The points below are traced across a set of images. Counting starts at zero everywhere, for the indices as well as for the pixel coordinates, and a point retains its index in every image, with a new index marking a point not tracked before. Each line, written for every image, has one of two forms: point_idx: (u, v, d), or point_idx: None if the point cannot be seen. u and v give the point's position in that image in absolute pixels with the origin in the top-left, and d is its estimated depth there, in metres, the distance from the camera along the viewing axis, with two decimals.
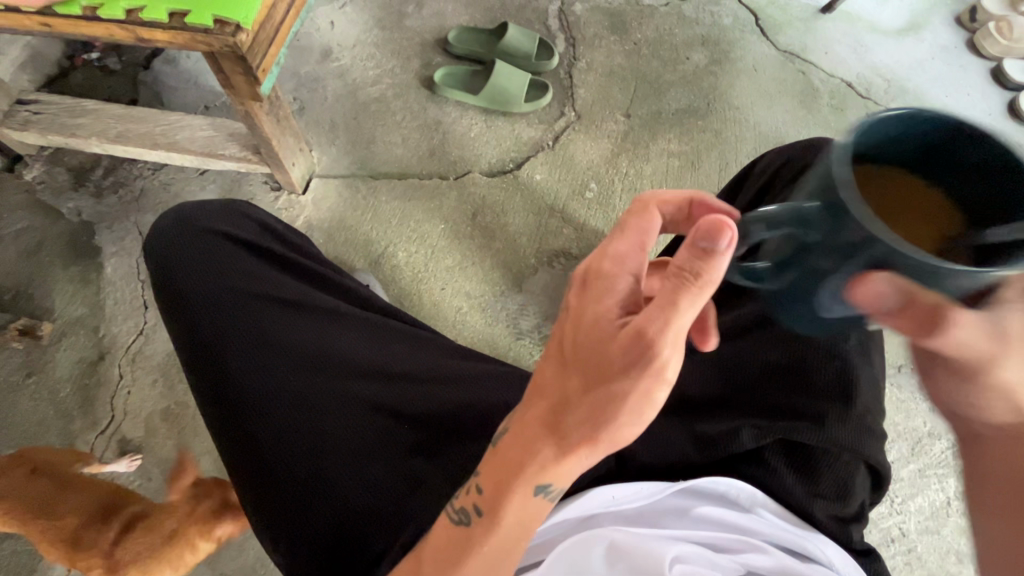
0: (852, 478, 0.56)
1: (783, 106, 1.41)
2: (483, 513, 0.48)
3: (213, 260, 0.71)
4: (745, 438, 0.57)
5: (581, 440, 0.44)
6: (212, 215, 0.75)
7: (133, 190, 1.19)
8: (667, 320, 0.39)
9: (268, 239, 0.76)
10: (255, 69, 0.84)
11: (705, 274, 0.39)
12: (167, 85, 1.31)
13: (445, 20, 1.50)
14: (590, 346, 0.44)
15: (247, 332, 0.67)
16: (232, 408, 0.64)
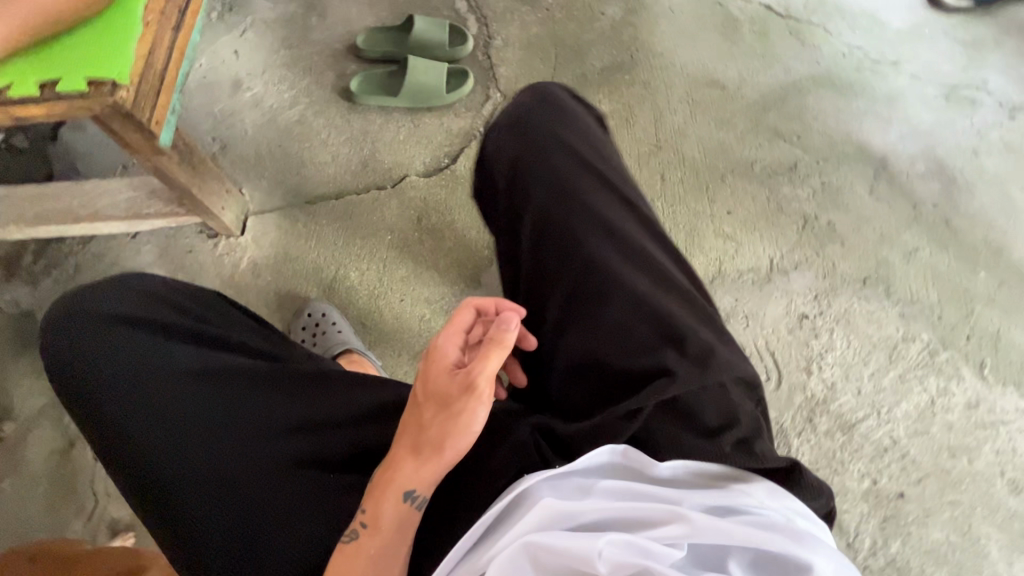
0: (731, 401, 0.55)
1: (706, 42, 1.38)
2: (369, 524, 0.52)
3: (118, 344, 0.65)
4: (615, 420, 0.53)
5: (431, 469, 0.51)
6: (111, 296, 0.69)
7: (68, 268, 1.15)
8: (485, 369, 0.53)
9: (178, 308, 0.70)
10: (148, 123, 0.81)
11: (504, 340, 0.53)
12: (80, 152, 1.26)
13: (351, 25, 1.45)
14: (432, 397, 0.54)
15: (167, 415, 0.63)
16: (161, 497, 0.61)
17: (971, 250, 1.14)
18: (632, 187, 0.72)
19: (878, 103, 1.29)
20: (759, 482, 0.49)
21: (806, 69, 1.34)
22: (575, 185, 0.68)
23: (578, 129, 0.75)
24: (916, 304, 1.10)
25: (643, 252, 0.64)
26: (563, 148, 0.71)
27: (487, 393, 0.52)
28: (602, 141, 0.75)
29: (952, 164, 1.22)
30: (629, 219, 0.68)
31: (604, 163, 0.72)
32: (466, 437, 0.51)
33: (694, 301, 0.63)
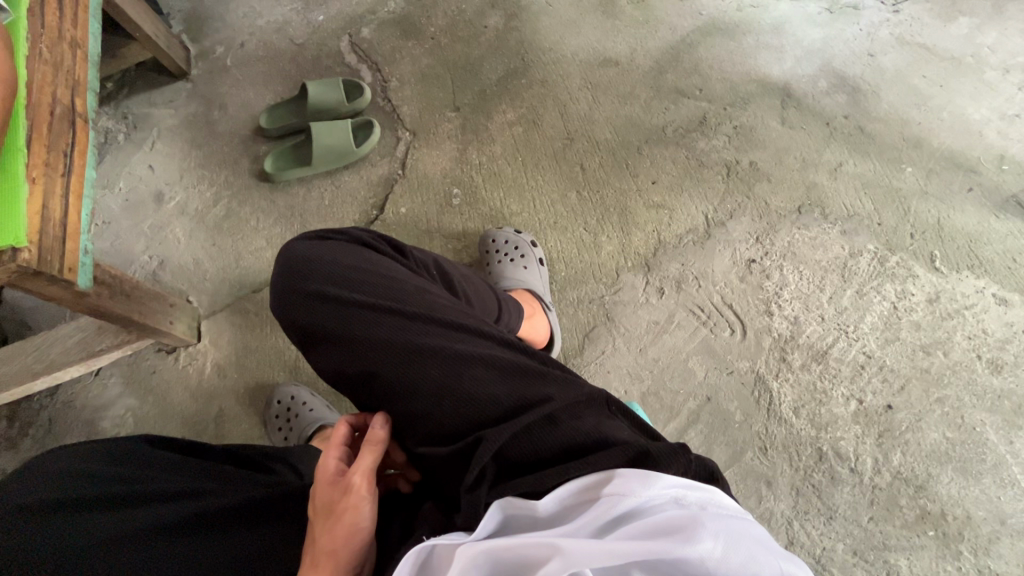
0: (584, 423, 0.47)
1: (590, 25, 1.40)
2: None
3: (32, 531, 0.54)
4: (467, 494, 0.43)
5: None
6: (20, 479, 0.60)
7: (43, 423, 1.17)
8: (366, 467, 0.48)
9: (92, 470, 0.61)
10: (59, 272, 0.83)
11: (379, 436, 0.50)
12: (26, 308, 1.28)
13: (253, 109, 1.48)
14: (316, 512, 0.47)
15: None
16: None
17: (892, 150, 1.15)
18: (397, 272, 0.60)
19: (767, 35, 1.31)
20: (628, 473, 0.40)
21: (690, 22, 1.36)
22: (325, 313, 0.57)
23: (296, 250, 0.64)
24: (855, 217, 1.11)
25: (425, 340, 0.53)
26: (303, 292, 0.59)
27: (369, 491, 0.47)
28: (347, 246, 0.63)
29: (852, 72, 1.23)
30: (403, 295, 0.57)
31: (350, 272, 0.60)
32: (357, 543, 0.45)
33: (503, 361, 0.52)
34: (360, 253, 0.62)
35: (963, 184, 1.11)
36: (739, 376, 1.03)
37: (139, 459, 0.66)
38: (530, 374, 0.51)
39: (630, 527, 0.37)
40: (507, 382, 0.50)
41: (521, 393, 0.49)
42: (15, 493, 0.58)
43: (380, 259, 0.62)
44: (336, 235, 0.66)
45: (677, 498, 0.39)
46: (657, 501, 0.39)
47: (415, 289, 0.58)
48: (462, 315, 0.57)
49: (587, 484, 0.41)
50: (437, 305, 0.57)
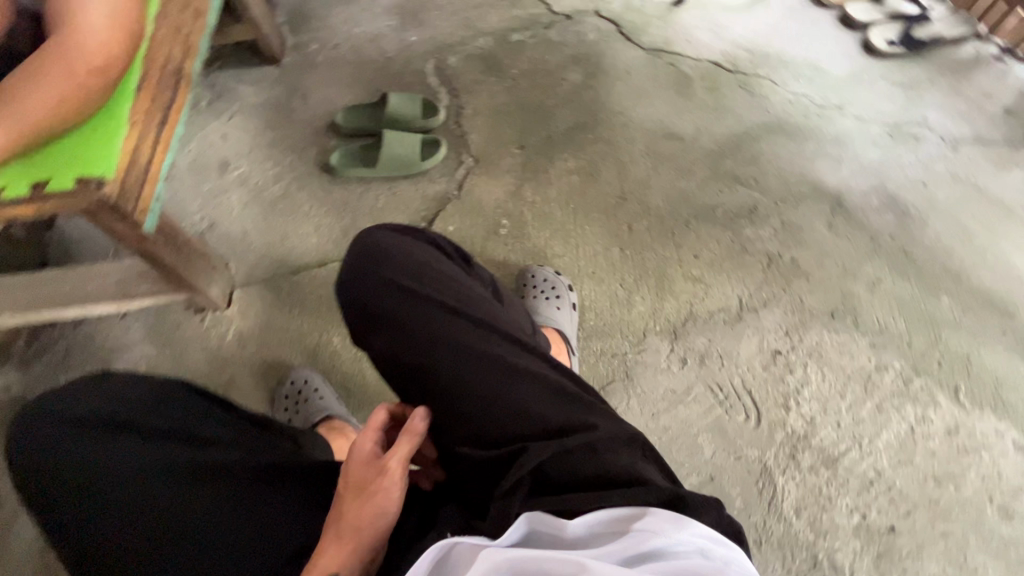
0: (622, 463, 0.47)
1: (661, 99, 1.48)
2: None
3: (100, 445, 0.61)
4: (499, 501, 0.45)
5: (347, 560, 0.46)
6: (94, 391, 0.65)
7: (59, 351, 1.19)
8: (402, 456, 0.50)
9: (155, 397, 0.66)
10: (133, 212, 0.87)
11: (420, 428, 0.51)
12: (75, 239, 1.34)
13: (331, 105, 1.56)
14: (349, 485, 0.49)
15: (128, 529, 0.57)
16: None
17: (932, 277, 1.18)
18: (464, 278, 0.63)
19: (827, 145, 1.37)
20: (661, 513, 0.41)
21: (758, 117, 1.43)
22: (391, 302, 0.60)
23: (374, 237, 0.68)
24: (886, 334, 1.13)
25: (481, 346, 0.55)
26: (374, 278, 0.62)
27: (402, 479, 0.49)
28: (422, 242, 0.66)
29: (904, 196, 1.28)
30: (468, 299, 0.60)
31: (421, 268, 0.63)
32: (383, 524, 0.47)
33: (552, 382, 0.54)
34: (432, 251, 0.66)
35: (997, 326, 1.13)
36: (745, 463, 1.02)
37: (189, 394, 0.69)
38: (577, 400, 0.53)
39: (654, 566, 0.38)
40: (553, 406, 0.52)
41: (565, 416, 0.51)
42: (91, 403, 0.63)
43: (449, 262, 0.66)
44: (410, 231, 0.69)
45: (702, 549, 0.39)
46: (683, 547, 0.39)
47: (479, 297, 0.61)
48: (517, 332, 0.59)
49: (616, 516, 0.42)
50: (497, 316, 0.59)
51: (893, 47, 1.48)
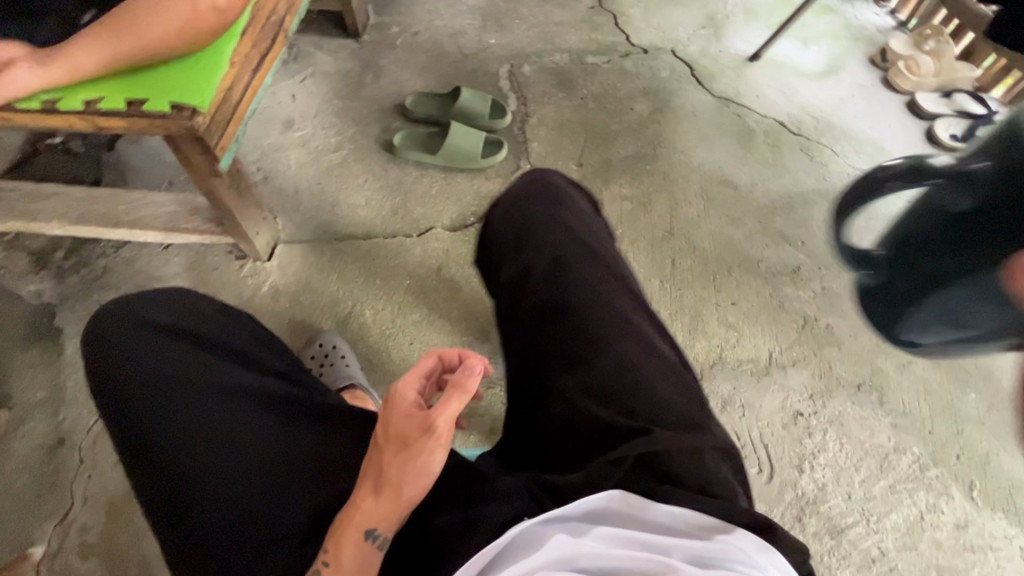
0: (719, 471, 0.57)
1: (722, 147, 1.51)
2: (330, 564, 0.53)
3: (171, 349, 0.68)
4: (605, 467, 0.55)
5: (387, 505, 0.53)
6: (172, 304, 0.73)
7: (96, 268, 1.20)
8: (445, 415, 0.55)
9: (222, 321, 0.74)
10: (214, 146, 0.88)
11: (468, 389, 0.56)
12: (131, 165, 1.37)
13: (402, 88, 1.59)
14: (393, 437, 0.56)
15: (173, 435, 0.63)
16: (159, 523, 0.61)
17: (963, 370, 1.19)
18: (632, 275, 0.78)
19: (878, 222, 1.39)
20: (745, 536, 0.48)
21: (814, 182, 1.45)
22: (574, 264, 0.74)
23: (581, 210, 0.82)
24: (909, 416, 1.13)
25: (644, 331, 0.70)
26: (568, 239, 0.77)
27: (444, 437, 0.55)
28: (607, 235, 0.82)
29: None
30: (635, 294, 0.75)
31: (605, 252, 0.78)
32: (425, 475, 0.54)
33: (686, 381, 0.67)
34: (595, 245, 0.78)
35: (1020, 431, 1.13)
36: None
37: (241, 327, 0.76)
38: (703, 404, 0.66)
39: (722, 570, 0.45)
40: (683, 400, 0.65)
41: (693, 410, 0.64)
42: (167, 314, 0.72)
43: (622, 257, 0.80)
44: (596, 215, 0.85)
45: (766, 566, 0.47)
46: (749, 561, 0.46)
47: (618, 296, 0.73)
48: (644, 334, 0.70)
49: (700, 522, 0.50)
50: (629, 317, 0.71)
51: (955, 142, 1.50)
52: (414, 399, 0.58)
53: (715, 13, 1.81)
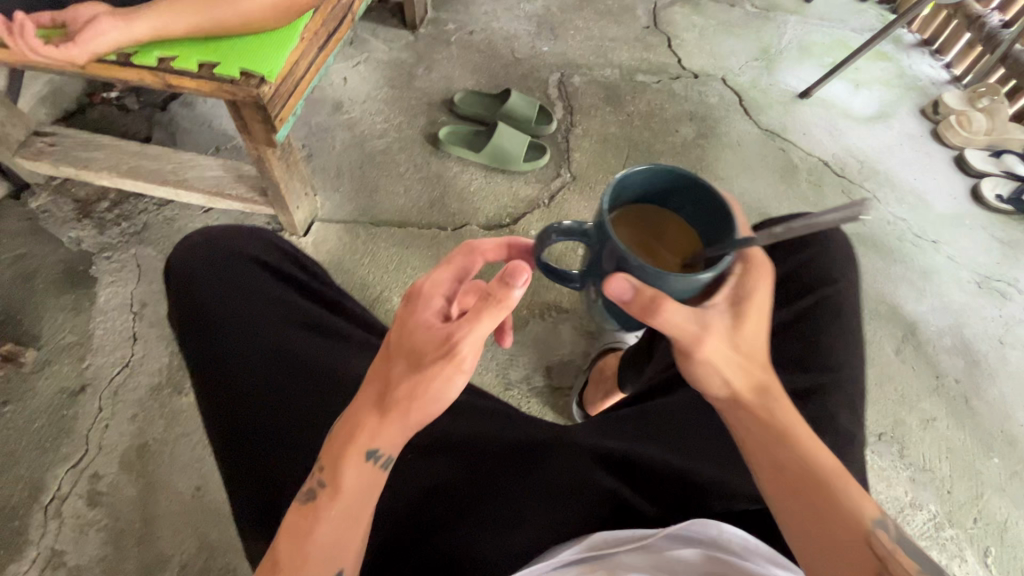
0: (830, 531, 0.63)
1: (764, 179, 1.50)
2: (329, 484, 0.53)
3: (253, 281, 0.73)
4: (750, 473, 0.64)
5: (394, 426, 0.53)
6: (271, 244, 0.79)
7: (137, 223, 1.22)
8: (471, 333, 0.51)
9: (302, 262, 0.80)
10: (274, 117, 0.89)
11: (503, 302, 0.51)
12: (182, 127, 1.40)
13: (452, 83, 1.60)
14: (408, 352, 0.54)
15: (245, 363, 0.67)
16: (221, 439, 0.66)
17: (987, 433, 1.16)
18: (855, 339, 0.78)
19: (914, 273, 1.37)
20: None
21: (852, 225, 1.44)
22: (817, 312, 0.79)
23: (845, 264, 0.84)
24: (929, 473, 1.11)
25: (837, 392, 0.73)
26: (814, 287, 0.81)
27: (465, 362, 0.52)
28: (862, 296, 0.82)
29: (977, 346, 1.27)
30: (851, 362, 0.76)
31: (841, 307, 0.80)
32: (438, 399, 0.52)
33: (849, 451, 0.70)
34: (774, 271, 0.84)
35: None
36: None
37: (321, 282, 0.80)
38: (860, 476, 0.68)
39: None
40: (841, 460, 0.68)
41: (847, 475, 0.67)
42: (263, 252, 0.76)
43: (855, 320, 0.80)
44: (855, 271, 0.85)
45: None
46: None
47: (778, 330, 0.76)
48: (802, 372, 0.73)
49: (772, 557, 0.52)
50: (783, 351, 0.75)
51: (1001, 203, 1.50)
52: (439, 312, 0.55)
53: (770, 46, 1.81)
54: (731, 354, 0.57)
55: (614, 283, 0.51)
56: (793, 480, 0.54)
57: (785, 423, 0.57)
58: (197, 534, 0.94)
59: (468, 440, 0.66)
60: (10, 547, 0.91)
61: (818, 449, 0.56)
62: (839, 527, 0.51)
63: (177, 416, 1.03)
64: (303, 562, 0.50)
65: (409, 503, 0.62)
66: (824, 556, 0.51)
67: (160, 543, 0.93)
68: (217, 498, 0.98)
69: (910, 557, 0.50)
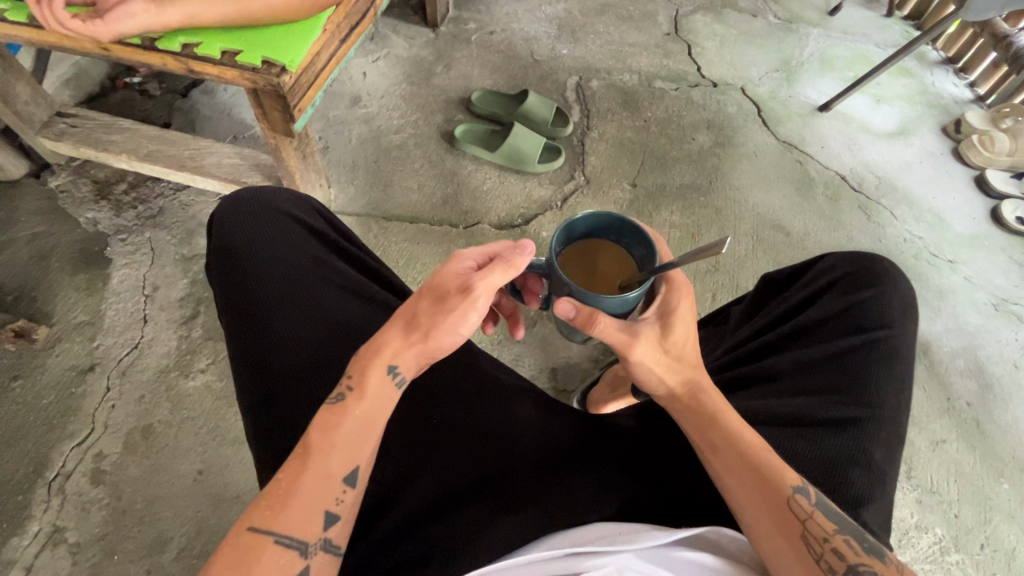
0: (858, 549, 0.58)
1: (780, 191, 1.49)
2: (354, 391, 0.56)
3: (295, 236, 0.71)
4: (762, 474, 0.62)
5: (413, 353, 0.58)
6: (312, 206, 0.76)
7: (153, 207, 1.24)
8: (489, 279, 0.57)
9: (342, 228, 0.78)
10: (293, 107, 0.90)
11: (516, 262, 0.58)
12: (201, 114, 1.41)
13: (470, 82, 1.60)
14: (433, 291, 0.58)
15: (280, 316, 0.65)
16: (248, 393, 0.64)
17: (998, 459, 1.14)
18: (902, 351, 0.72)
19: (929, 293, 1.35)
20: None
21: (867, 242, 1.42)
22: (859, 320, 0.73)
23: (892, 278, 0.78)
24: (936, 496, 1.09)
25: (879, 406, 0.66)
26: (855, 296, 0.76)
27: (480, 304, 0.57)
28: (907, 308, 0.76)
29: (991, 369, 1.25)
30: (896, 376, 0.70)
31: (883, 316, 0.74)
32: (453, 335, 0.58)
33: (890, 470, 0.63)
34: (850, 290, 0.78)
35: None
36: None
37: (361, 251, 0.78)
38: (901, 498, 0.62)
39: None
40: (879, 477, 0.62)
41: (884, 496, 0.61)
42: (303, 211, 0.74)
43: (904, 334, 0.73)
44: (902, 283, 0.79)
45: None
46: None
47: (841, 346, 0.71)
48: (860, 395, 0.67)
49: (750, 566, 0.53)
50: (844, 371, 0.69)
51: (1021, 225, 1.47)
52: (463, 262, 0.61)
53: (791, 58, 1.79)
54: (661, 357, 0.63)
55: (560, 305, 0.60)
56: (727, 457, 0.58)
57: (716, 408, 0.61)
58: (197, 518, 0.95)
59: (476, 414, 0.67)
60: (13, 521, 0.92)
61: (747, 429, 0.60)
62: (770, 495, 0.55)
63: (183, 399, 1.04)
64: (327, 454, 0.53)
65: (428, 477, 0.62)
66: (758, 523, 0.54)
67: (160, 524, 0.94)
68: (218, 482, 0.98)
69: (829, 518, 0.54)
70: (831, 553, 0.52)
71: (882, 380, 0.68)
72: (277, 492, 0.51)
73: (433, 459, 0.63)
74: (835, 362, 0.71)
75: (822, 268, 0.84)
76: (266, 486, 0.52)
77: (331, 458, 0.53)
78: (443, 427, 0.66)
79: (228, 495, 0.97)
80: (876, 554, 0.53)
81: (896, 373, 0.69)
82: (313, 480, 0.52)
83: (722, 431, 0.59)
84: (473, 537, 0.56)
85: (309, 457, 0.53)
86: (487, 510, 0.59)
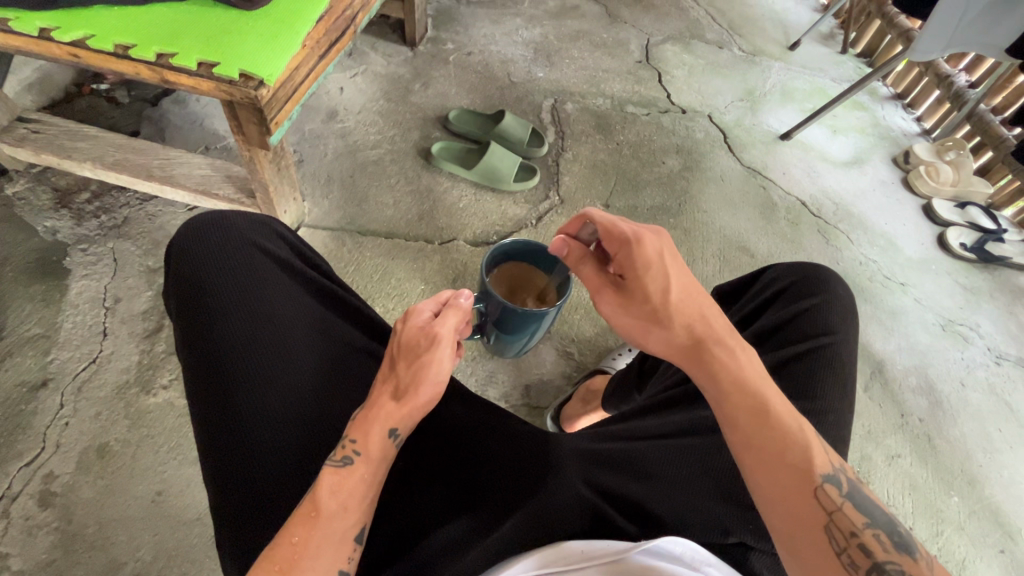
0: None
1: (745, 215, 1.55)
2: (360, 453, 0.56)
3: (258, 267, 0.69)
4: (728, 507, 0.63)
5: (408, 409, 0.59)
6: (273, 234, 0.74)
7: (117, 217, 1.20)
8: (450, 324, 0.63)
9: (309, 256, 0.76)
10: (270, 120, 0.90)
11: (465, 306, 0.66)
12: (172, 123, 1.38)
13: (447, 101, 1.62)
14: (407, 346, 0.63)
15: (240, 353, 0.63)
16: (209, 441, 0.61)
17: (948, 473, 1.20)
18: (846, 356, 0.75)
19: (883, 313, 1.42)
20: None
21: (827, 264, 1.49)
22: (802, 330, 0.77)
23: (832, 286, 0.82)
24: (892, 509, 1.14)
25: (826, 413, 0.69)
26: (796, 305, 0.80)
27: (448, 348, 0.62)
28: (847, 312, 0.79)
29: (940, 386, 1.32)
30: (841, 383, 0.72)
31: (826, 322, 0.77)
32: (437, 380, 0.60)
33: None
34: (792, 300, 0.81)
35: (997, 543, 1.14)
36: None
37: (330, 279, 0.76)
38: None
39: None
40: None
41: None
42: (266, 240, 0.72)
43: (847, 337, 0.76)
44: (842, 288, 0.82)
45: None
46: None
47: (786, 354, 0.75)
48: (806, 399, 0.70)
49: None
50: (791, 378, 0.73)
51: (965, 250, 1.57)
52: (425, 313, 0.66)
53: (755, 88, 1.89)
54: (623, 306, 0.64)
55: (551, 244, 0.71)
56: (760, 460, 0.53)
57: (758, 386, 0.57)
58: (154, 542, 0.91)
59: (439, 451, 0.66)
60: None
61: (781, 405, 0.56)
62: (797, 491, 0.52)
63: (143, 417, 1.00)
64: (338, 513, 0.52)
65: (394, 515, 0.61)
66: (778, 513, 0.52)
67: (114, 549, 0.89)
68: (177, 505, 0.94)
69: (858, 511, 0.51)
70: (856, 547, 0.49)
71: (826, 385, 0.71)
72: (288, 554, 0.49)
73: (408, 491, 0.63)
74: (783, 370, 0.74)
75: (768, 279, 0.87)
76: (272, 547, 0.49)
77: (342, 517, 0.52)
78: (416, 453, 0.66)
79: (187, 518, 0.93)
80: (904, 550, 0.50)
81: (839, 378, 0.72)
82: (328, 542, 0.51)
83: (756, 422, 0.54)
84: (448, 557, 0.57)
85: (317, 515, 0.52)
86: (457, 529, 0.59)
